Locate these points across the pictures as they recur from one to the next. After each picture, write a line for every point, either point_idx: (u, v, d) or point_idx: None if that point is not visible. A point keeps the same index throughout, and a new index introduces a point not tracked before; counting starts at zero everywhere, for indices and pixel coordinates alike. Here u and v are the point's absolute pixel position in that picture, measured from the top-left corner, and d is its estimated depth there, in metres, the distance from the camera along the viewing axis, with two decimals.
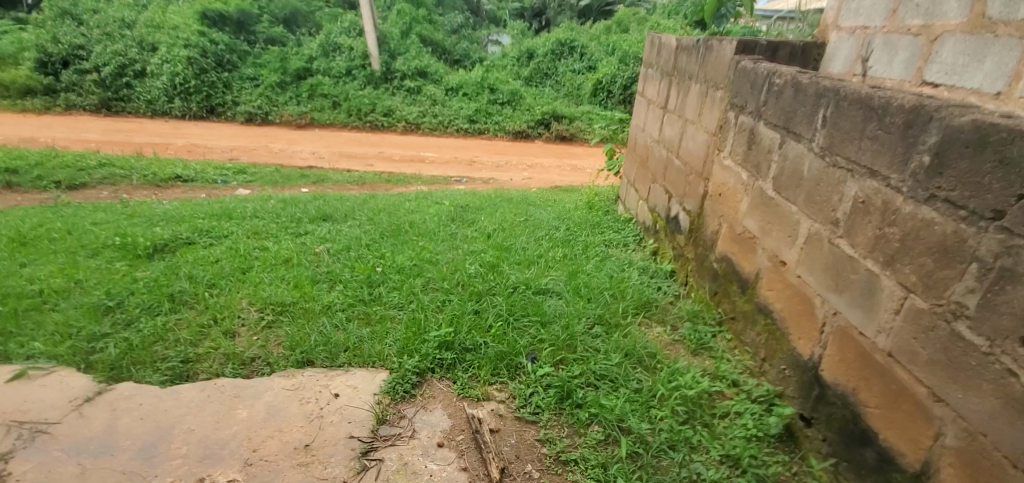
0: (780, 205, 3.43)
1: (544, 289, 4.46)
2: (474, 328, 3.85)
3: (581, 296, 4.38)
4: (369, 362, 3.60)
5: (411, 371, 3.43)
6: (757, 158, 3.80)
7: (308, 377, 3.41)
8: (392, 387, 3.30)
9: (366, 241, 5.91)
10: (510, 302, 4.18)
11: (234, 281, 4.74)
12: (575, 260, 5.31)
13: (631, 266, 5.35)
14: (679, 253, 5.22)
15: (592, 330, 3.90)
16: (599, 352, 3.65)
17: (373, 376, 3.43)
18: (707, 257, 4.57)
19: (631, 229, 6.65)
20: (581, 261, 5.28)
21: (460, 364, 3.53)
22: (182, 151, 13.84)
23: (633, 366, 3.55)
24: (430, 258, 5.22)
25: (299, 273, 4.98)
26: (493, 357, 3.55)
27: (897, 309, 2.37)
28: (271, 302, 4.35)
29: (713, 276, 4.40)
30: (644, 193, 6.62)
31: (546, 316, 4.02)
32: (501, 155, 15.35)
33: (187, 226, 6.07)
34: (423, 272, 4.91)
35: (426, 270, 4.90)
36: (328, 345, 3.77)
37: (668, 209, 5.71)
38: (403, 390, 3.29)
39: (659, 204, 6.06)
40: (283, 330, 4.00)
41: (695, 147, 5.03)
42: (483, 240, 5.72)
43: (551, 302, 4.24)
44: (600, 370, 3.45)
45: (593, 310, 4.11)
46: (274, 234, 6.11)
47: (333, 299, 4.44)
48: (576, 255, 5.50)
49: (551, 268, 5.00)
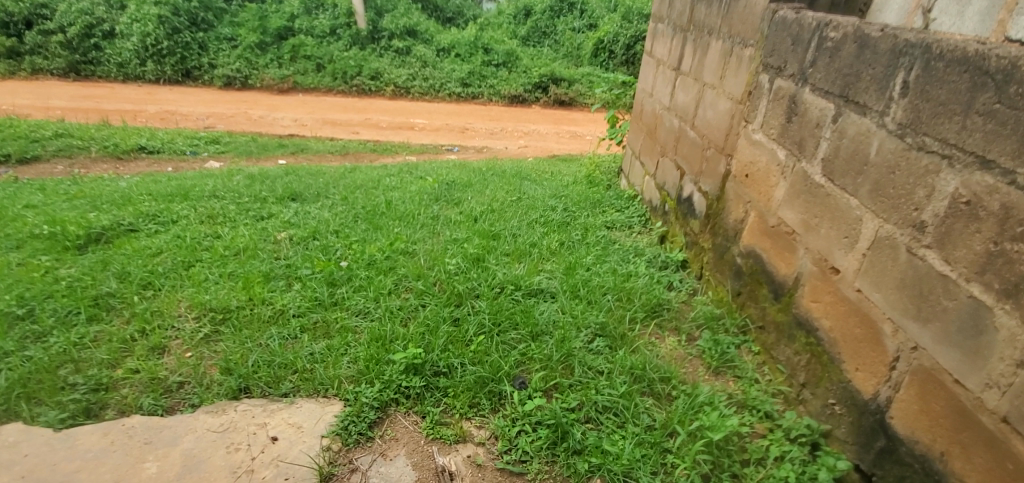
0: (832, 196, 2.71)
1: (536, 289, 3.78)
2: (450, 343, 3.19)
3: (578, 297, 3.71)
4: (320, 389, 2.95)
5: (369, 405, 2.78)
6: (799, 134, 3.05)
7: (242, 413, 2.76)
8: (344, 428, 2.66)
9: (335, 226, 5.19)
10: (496, 308, 3.51)
11: (172, 280, 4.06)
12: (572, 249, 4.62)
13: (636, 255, 4.66)
14: (692, 240, 4.52)
15: (591, 344, 3.23)
16: (600, 375, 2.99)
17: (324, 411, 2.78)
18: (728, 250, 3.87)
19: (636, 208, 5.93)
20: (580, 250, 4.59)
21: (431, 393, 2.88)
22: (154, 119, 12.92)
23: (642, 394, 2.91)
24: (405, 248, 4.52)
25: (252, 267, 4.30)
26: (471, 385, 2.90)
27: (1021, 361, 1.70)
28: (213, 308, 3.68)
29: (736, 273, 3.71)
30: (651, 168, 5.87)
31: (537, 326, 3.36)
32: (495, 120, 14.43)
33: (132, 210, 5.35)
34: (396, 266, 4.23)
35: (399, 264, 4.22)
36: (272, 366, 3.12)
37: (679, 188, 4.97)
38: (359, 432, 2.65)
39: (668, 181, 5.32)
40: (221, 345, 3.35)
41: (716, 118, 4.25)
42: (467, 226, 5.00)
43: (544, 308, 3.57)
44: (603, 403, 2.79)
45: (593, 317, 3.42)
46: (231, 218, 5.39)
47: (286, 302, 3.77)
48: (574, 241, 4.79)
49: (544, 260, 4.32)
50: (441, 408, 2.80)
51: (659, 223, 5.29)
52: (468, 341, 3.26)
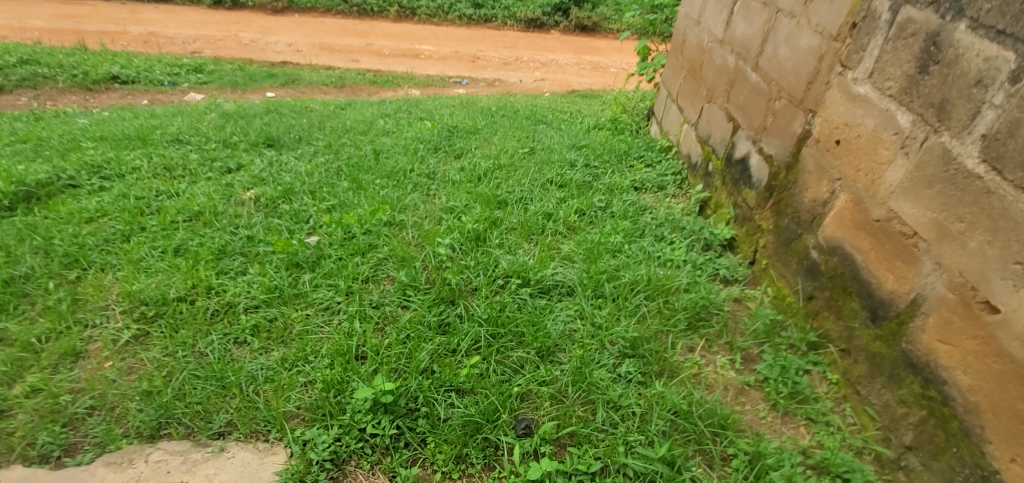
0: (998, 195, 1.86)
1: (549, 284, 2.97)
2: (435, 366, 2.45)
3: (602, 296, 2.90)
4: (261, 428, 2.25)
5: (321, 461, 2.08)
6: (941, 92, 2.12)
7: (154, 467, 2.10)
8: None
9: (309, 182, 4.33)
10: (496, 313, 2.72)
11: (103, 256, 3.33)
12: (595, 222, 3.75)
13: (673, 228, 3.76)
14: (744, 215, 3.60)
15: (617, 369, 2.46)
16: (632, 422, 2.23)
17: (261, 465, 2.10)
18: (799, 238, 2.99)
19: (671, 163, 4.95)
20: (604, 223, 3.70)
21: (406, 442, 2.17)
22: (136, 42, 11.79)
23: (688, 449, 2.15)
24: (388, 216, 3.66)
25: (204, 240, 3.53)
26: (458, 431, 2.18)
27: None
28: (145, 298, 2.96)
29: (808, 271, 2.86)
30: (692, 116, 4.82)
31: (548, 341, 2.58)
32: (510, 48, 13.00)
33: (75, 159, 4.54)
34: (376, 242, 3.41)
35: (381, 240, 3.41)
36: (205, 389, 2.43)
37: (730, 146, 3.98)
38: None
39: (714, 135, 4.30)
40: (150, 353, 2.66)
41: (792, 58, 3.22)
42: (467, 188, 4.10)
43: (557, 313, 2.77)
44: (634, 468, 2.04)
45: (621, 329, 2.62)
46: (191, 171, 4.55)
47: (237, 292, 3.03)
48: (597, 210, 3.88)
49: (559, 239, 3.47)
50: (417, 468, 2.09)
51: (700, 186, 4.33)
52: (456, 362, 2.50)
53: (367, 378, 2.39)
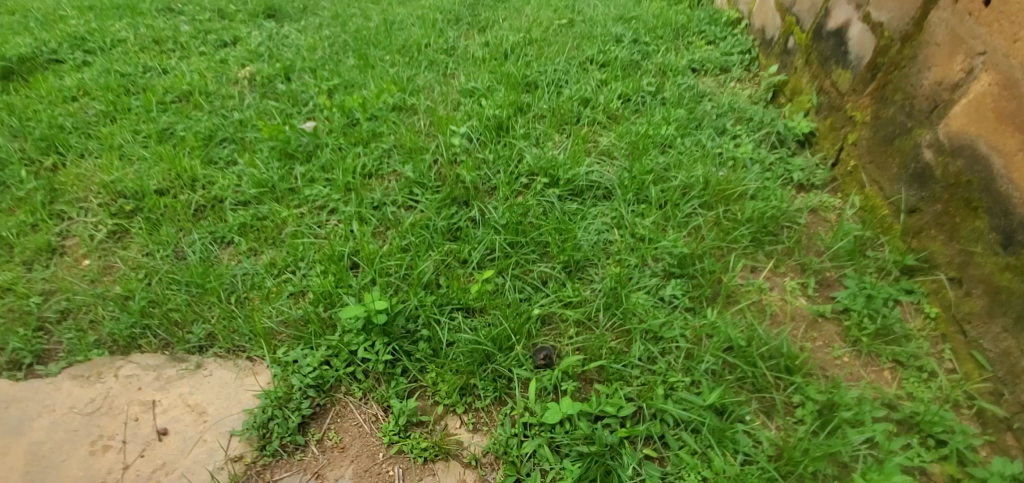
0: None
1: (582, 184, 2.44)
2: (443, 280, 2.06)
3: (645, 201, 2.37)
4: (241, 343, 1.96)
5: (303, 387, 1.78)
6: None
7: (125, 382, 1.87)
8: (262, 427, 1.71)
9: (308, 56, 3.72)
10: (516, 219, 2.25)
11: (83, 142, 2.98)
12: (643, 109, 3.09)
13: (738, 119, 3.07)
14: (831, 103, 2.85)
15: (660, 291, 2.00)
16: (675, 358, 1.83)
17: (240, 386, 1.84)
18: (907, 133, 2.36)
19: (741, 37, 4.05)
20: (654, 111, 3.05)
21: (403, 368, 1.84)
22: None
23: (742, 395, 1.76)
24: (396, 98, 3.09)
25: (190, 124, 3.10)
26: (464, 360, 1.83)
27: None
28: (123, 191, 2.64)
29: (916, 177, 2.26)
30: None
31: (577, 255, 2.12)
32: None
33: (57, 31, 4.06)
34: (380, 129, 2.89)
35: (385, 127, 2.89)
36: (182, 296, 2.13)
37: (824, 10, 3.08)
38: (283, 436, 1.70)
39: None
40: (127, 253, 2.37)
41: None
42: (491, 65, 3.42)
43: (591, 220, 2.28)
44: (674, 415, 1.67)
45: (669, 243, 2.13)
46: (181, 45, 4.02)
47: (225, 187, 2.66)
48: (645, 94, 3.17)
49: (598, 130, 2.87)
50: (414, 400, 1.77)
51: (775, 66, 3.46)
52: (466, 278, 2.10)
53: (359, 294, 2.03)
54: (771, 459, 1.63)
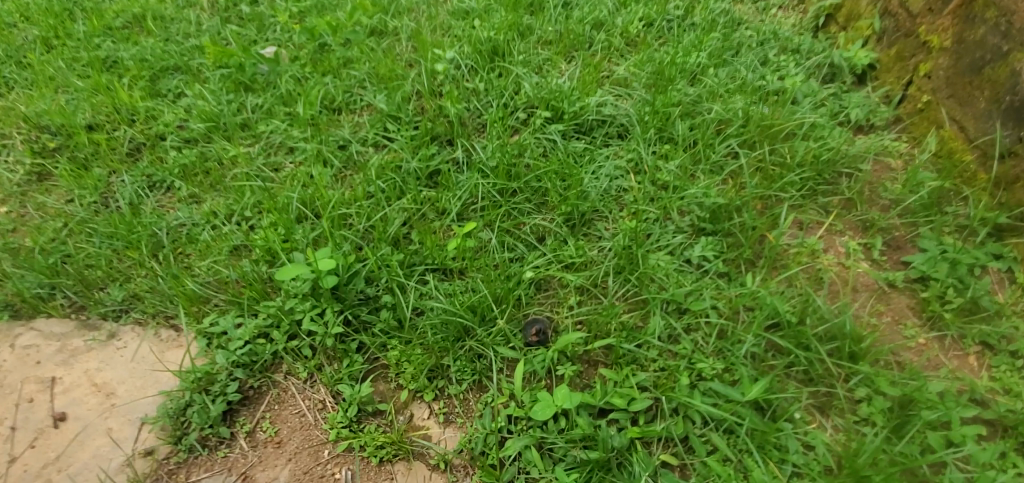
0: None
1: (591, 119, 1.96)
2: (414, 234, 1.65)
3: (670, 141, 1.91)
4: (162, 308, 1.58)
5: (232, 367, 1.41)
6: None
7: (23, 355, 1.55)
8: (177, 416, 1.36)
9: None
10: (510, 159, 1.80)
11: (15, 72, 2.58)
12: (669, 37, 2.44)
13: (783, 51, 2.43)
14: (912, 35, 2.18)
15: (686, 251, 1.58)
16: (704, 339, 1.42)
17: (157, 362, 1.50)
18: (1001, 58, 1.85)
19: None
20: (682, 35, 2.43)
21: (359, 343, 1.46)
22: None
23: (792, 386, 1.35)
24: (376, 19, 2.51)
25: (132, 49, 2.62)
26: (437, 335, 1.45)
27: None
28: (51, 128, 2.24)
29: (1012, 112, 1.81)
30: None
31: (583, 205, 1.69)
32: None
33: None
34: (349, 59, 2.35)
35: (354, 54, 2.35)
36: (100, 249, 1.76)
37: None
38: (203, 427, 1.34)
39: None
40: (48, 199, 2.00)
41: None
42: None
43: (601, 163, 1.82)
44: (703, 413, 1.29)
45: (699, 193, 1.69)
46: None
47: (170, 123, 2.24)
48: (672, 19, 2.50)
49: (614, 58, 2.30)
50: (370, 384, 1.40)
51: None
52: (441, 233, 1.68)
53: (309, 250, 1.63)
54: (829, 472, 1.24)
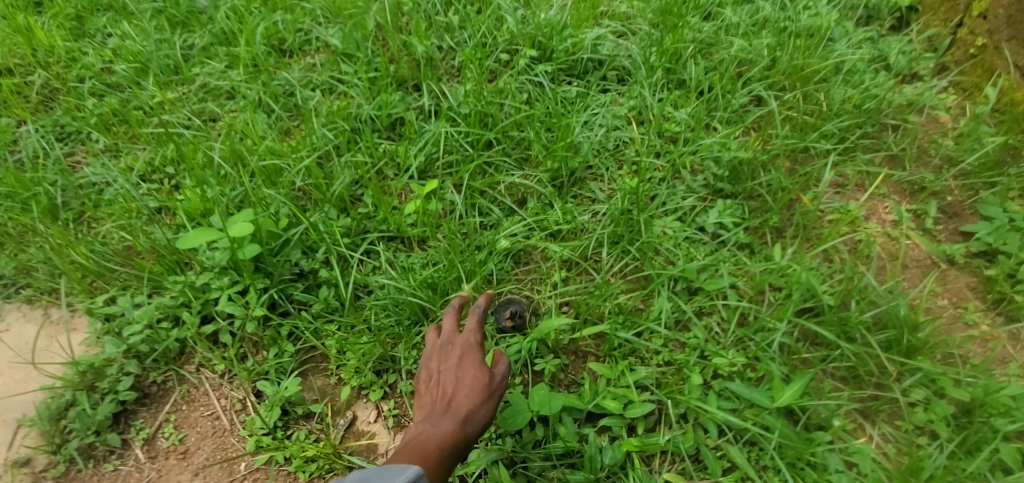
0: None
1: (586, 60, 1.63)
2: (366, 194, 1.34)
3: (680, 85, 1.59)
4: (50, 283, 1.29)
5: (127, 358, 1.13)
6: None
7: None
8: (55, 418, 1.09)
9: None
10: (486, 103, 1.48)
11: None
12: None
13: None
14: None
15: (700, 217, 1.28)
16: (720, 326, 1.14)
17: (42, 351, 1.22)
18: None
19: None
20: None
21: (291, 329, 1.17)
22: None
23: (830, 385, 1.08)
24: None
25: None
26: (387, 319, 1.17)
27: None
28: None
29: None
30: None
31: (573, 160, 1.38)
32: None
33: None
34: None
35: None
36: None
37: None
38: (86, 434, 1.08)
39: None
40: None
41: None
42: None
43: (595, 110, 1.51)
44: (719, 421, 1.01)
45: (716, 146, 1.38)
46: None
47: (92, 66, 1.90)
48: None
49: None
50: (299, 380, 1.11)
51: None
52: (395, 194, 1.36)
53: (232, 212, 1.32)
54: None
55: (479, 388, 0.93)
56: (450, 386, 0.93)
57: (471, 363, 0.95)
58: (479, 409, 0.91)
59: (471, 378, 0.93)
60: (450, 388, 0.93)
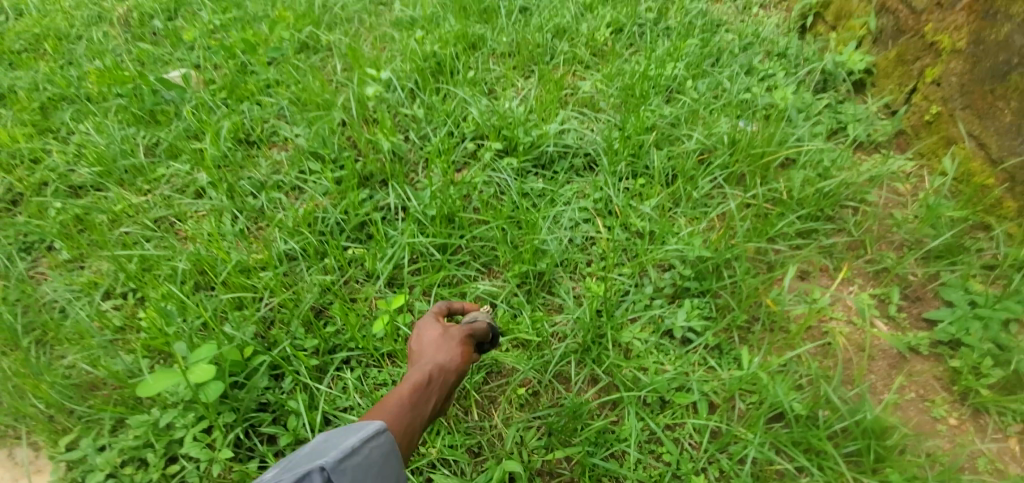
0: None
1: (550, 151, 1.66)
2: (333, 309, 1.33)
3: (644, 172, 1.62)
4: (14, 424, 1.27)
5: None
6: None
7: None
8: None
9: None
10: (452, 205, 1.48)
11: None
12: (632, 65, 2.03)
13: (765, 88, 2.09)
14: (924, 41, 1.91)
15: (668, 319, 1.29)
16: (690, 439, 1.14)
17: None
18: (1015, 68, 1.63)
19: None
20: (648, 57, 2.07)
21: (259, 462, 1.15)
22: None
23: None
24: (306, 61, 2.15)
25: (20, 89, 2.24)
26: None
27: None
28: None
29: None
30: None
31: (541, 263, 1.39)
32: None
33: None
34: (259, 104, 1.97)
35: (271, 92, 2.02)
36: None
37: None
38: None
39: None
40: None
41: None
42: None
43: (563, 204, 1.53)
44: None
45: (680, 243, 1.40)
46: None
47: (57, 168, 1.89)
48: (630, 59, 2.15)
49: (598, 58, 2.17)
50: None
51: None
52: (363, 306, 1.35)
53: (194, 339, 1.32)
54: None
55: (441, 332, 0.98)
56: (410, 346, 0.98)
57: (430, 325, 0.99)
58: (436, 353, 0.94)
59: (430, 331, 0.97)
60: (417, 344, 0.97)
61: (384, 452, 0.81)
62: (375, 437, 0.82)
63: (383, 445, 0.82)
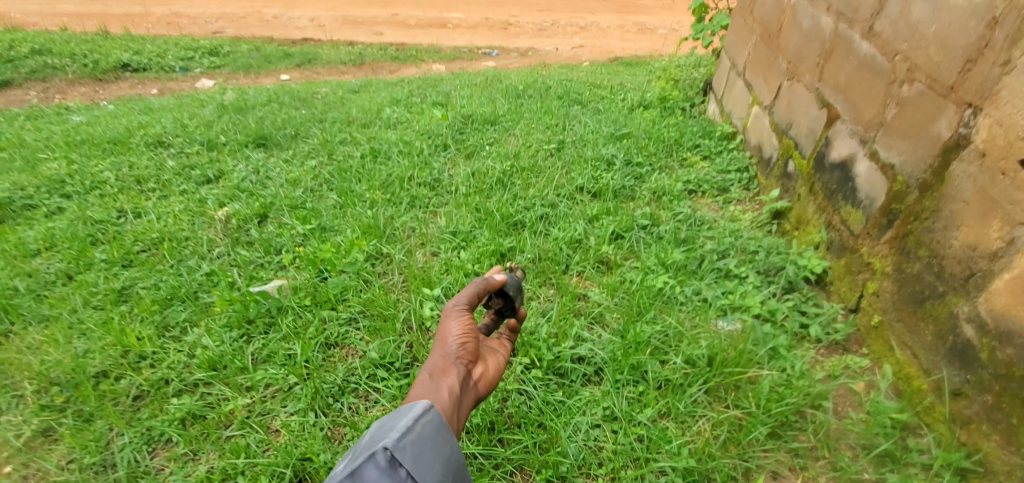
0: None
1: (568, 366, 2.14)
2: None
3: (641, 382, 2.08)
4: None
5: None
6: None
7: None
8: None
9: (290, 210, 3.40)
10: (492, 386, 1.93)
11: (33, 308, 2.77)
12: (630, 278, 2.58)
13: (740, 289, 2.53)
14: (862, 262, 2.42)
15: None
16: None
17: None
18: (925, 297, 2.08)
19: (737, 174, 3.64)
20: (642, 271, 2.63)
21: None
22: (162, 22, 10.87)
23: None
24: (371, 275, 2.74)
25: (143, 291, 2.82)
26: None
27: None
28: (61, 374, 2.37)
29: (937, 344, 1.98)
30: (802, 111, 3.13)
31: (564, 468, 1.80)
32: (546, 13, 11.75)
33: (39, 174, 4.00)
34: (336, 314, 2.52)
35: (346, 304, 2.58)
36: None
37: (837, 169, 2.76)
38: None
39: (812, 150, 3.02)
40: (47, 461, 2.07)
41: (932, 27, 2.17)
42: (485, 213, 3.12)
43: (580, 413, 1.97)
44: None
45: (671, 452, 1.82)
46: (162, 182, 3.92)
47: (176, 365, 2.38)
48: (629, 269, 2.70)
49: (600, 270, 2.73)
50: None
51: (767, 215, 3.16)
52: None
53: None
54: None
55: (439, 333, 1.68)
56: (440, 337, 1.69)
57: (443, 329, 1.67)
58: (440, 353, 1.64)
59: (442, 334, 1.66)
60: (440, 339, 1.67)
61: (428, 426, 1.43)
62: (421, 420, 1.42)
63: (428, 424, 1.43)
